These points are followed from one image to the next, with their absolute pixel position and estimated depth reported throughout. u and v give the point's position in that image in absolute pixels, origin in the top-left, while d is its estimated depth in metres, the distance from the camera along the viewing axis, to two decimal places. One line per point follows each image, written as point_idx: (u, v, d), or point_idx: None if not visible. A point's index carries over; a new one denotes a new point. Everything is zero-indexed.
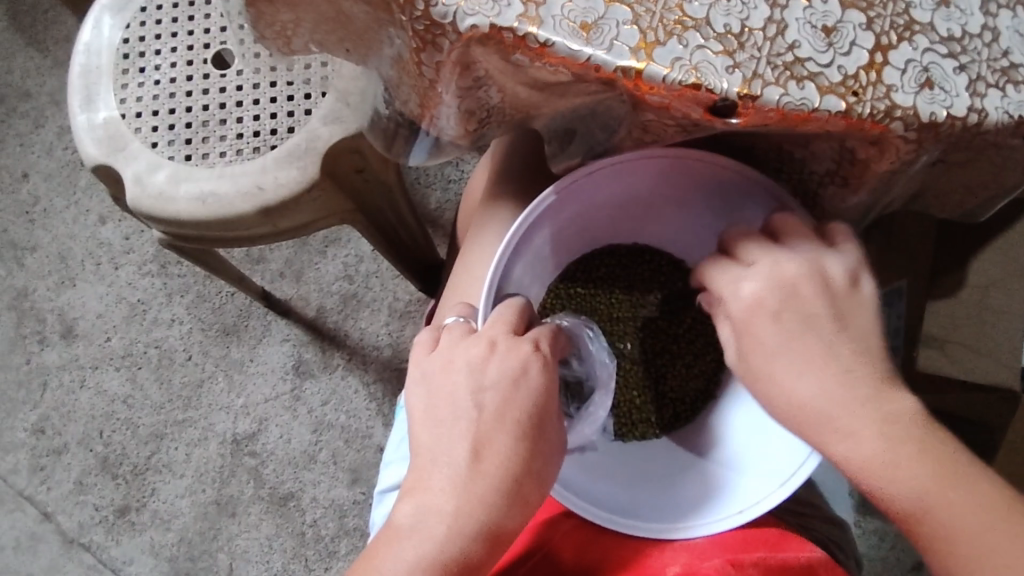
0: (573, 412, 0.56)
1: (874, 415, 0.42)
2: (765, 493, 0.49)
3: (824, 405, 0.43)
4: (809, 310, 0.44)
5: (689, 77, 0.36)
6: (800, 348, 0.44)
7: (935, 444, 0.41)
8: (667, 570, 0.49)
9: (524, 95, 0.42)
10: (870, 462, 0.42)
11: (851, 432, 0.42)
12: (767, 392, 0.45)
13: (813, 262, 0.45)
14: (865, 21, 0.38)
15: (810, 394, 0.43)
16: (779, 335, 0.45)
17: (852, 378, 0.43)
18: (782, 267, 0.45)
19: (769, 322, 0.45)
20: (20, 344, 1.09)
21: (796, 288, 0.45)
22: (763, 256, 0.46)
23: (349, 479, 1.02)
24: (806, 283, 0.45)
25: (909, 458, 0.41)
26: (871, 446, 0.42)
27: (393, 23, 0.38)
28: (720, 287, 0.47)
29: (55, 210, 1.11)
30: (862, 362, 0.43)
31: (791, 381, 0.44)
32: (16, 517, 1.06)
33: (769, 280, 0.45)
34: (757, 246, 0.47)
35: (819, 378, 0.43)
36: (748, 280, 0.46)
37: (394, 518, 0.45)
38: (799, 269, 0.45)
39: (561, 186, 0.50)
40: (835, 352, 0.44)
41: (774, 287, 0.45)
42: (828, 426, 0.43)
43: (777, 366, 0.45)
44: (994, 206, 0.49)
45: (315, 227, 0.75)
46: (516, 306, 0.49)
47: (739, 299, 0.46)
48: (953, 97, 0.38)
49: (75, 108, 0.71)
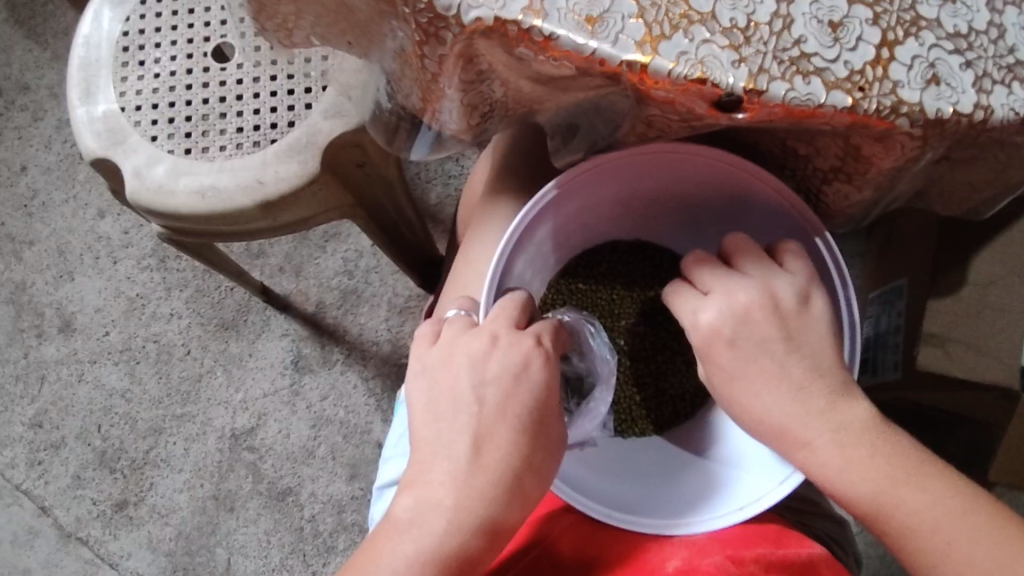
0: (572, 407, 0.55)
1: (827, 426, 0.44)
2: (765, 490, 0.49)
3: (781, 422, 0.45)
4: (763, 336, 0.45)
5: (695, 71, 0.36)
6: (756, 371, 0.45)
7: (888, 445, 0.44)
8: (666, 564, 0.49)
9: (528, 89, 0.41)
10: (826, 469, 0.44)
11: (808, 443, 0.44)
12: (733, 409, 0.47)
13: (765, 285, 0.46)
14: (871, 17, 0.37)
15: (768, 412, 0.45)
16: (736, 360, 0.46)
17: (804, 394, 0.45)
18: (735, 293, 0.46)
19: (726, 348, 0.46)
20: (18, 338, 1.09)
21: (749, 314, 0.45)
22: (718, 283, 0.47)
23: (348, 474, 1.02)
24: (757, 309, 0.45)
25: (863, 462, 0.43)
26: (826, 455, 0.44)
27: (396, 16, 0.38)
28: (679, 311, 0.48)
29: (54, 203, 1.11)
30: (814, 380, 0.45)
31: (751, 401, 0.46)
32: (14, 511, 1.06)
33: (723, 309, 0.46)
34: (716, 269, 0.48)
35: (776, 398, 0.45)
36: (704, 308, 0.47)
37: (393, 510, 0.45)
38: (752, 294, 0.46)
39: (564, 181, 0.50)
40: (787, 374, 0.45)
41: (728, 315, 0.46)
42: (786, 440, 0.45)
43: (737, 389, 0.46)
44: (999, 202, 0.48)
45: (315, 222, 0.75)
46: (519, 299, 0.49)
47: (697, 325, 0.47)
48: (959, 94, 0.37)
49: (74, 101, 0.71)
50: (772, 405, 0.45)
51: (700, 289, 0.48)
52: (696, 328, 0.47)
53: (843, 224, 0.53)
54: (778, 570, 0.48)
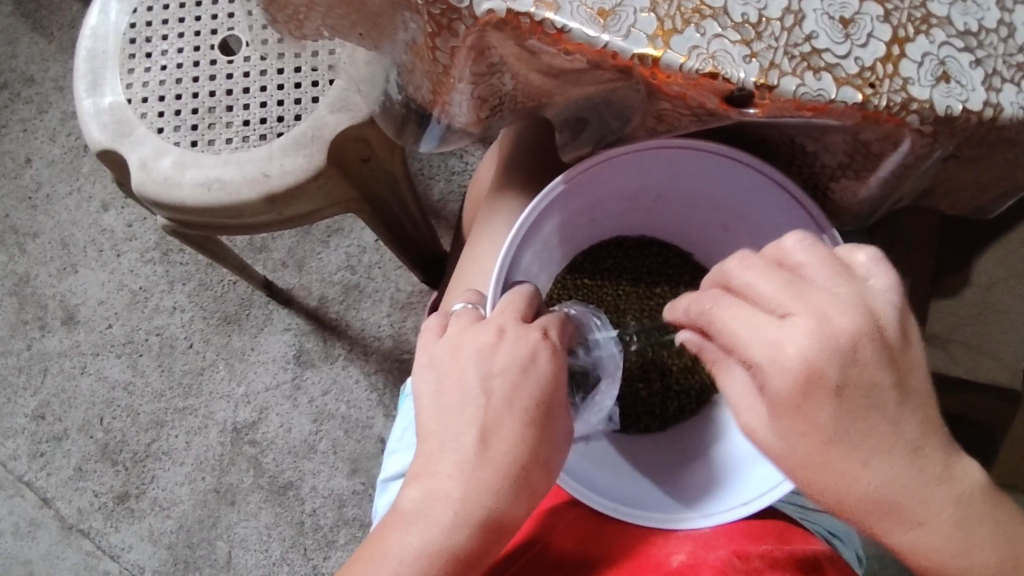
0: (578, 401, 0.55)
1: (948, 501, 0.38)
2: (770, 482, 0.49)
3: (892, 496, 0.38)
4: (872, 381, 0.37)
5: (707, 66, 0.36)
6: (864, 427, 0.37)
7: (1003, 519, 0.39)
8: (671, 558, 0.49)
9: (538, 83, 0.41)
10: (940, 551, 0.38)
11: (922, 520, 0.38)
12: (822, 470, 0.39)
13: (867, 306, 0.37)
14: (882, 14, 0.37)
15: (873, 481, 0.38)
16: (837, 413, 0.37)
17: (923, 458, 0.38)
18: (831, 321, 0.37)
19: (825, 399, 0.37)
20: (21, 329, 1.09)
21: (854, 353, 0.37)
22: (805, 308, 0.37)
23: (349, 469, 1.02)
24: (863, 343, 0.37)
25: (985, 543, 0.38)
26: (944, 535, 0.38)
27: (409, 7, 0.38)
28: (753, 343, 0.38)
29: (58, 195, 1.11)
30: (927, 441, 0.38)
31: (852, 468, 0.38)
32: (15, 503, 1.06)
33: (821, 344, 0.37)
34: (795, 287, 0.38)
35: (888, 465, 0.38)
36: (791, 341, 0.37)
37: (401, 501, 0.45)
38: (855, 323, 0.37)
39: (570, 177, 0.50)
40: (900, 432, 0.38)
41: (828, 352, 0.37)
42: (893, 517, 0.38)
43: (837, 450, 0.38)
44: (1005, 202, 0.48)
45: (320, 216, 0.75)
46: (524, 293, 0.49)
47: (781, 364, 0.38)
48: (969, 91, 0.37)
49: (81, 93, 0.71)
50: (882, 472, 0.38)
51: (778, 312, 0.38)
52: (782, 369, 0.38)
53: (849, 223, 0.53)
54: (785, 565, 0.48)
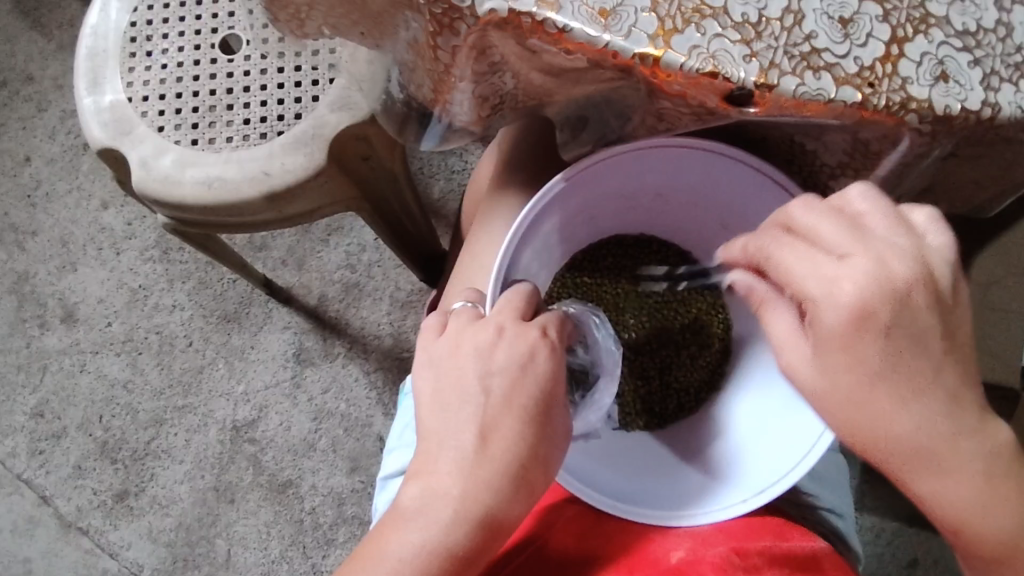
0: (578, 399, 0.55)
1: (980, 451, 0.40)
2: (768, 482, 0.50)
3: (926, 440, 0.40)
4: (920, 326, 0.39)
5: (707, 65, 0.36)
6: (909, 368, 0.39)
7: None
8: (671, 554, 0.49)
9: (539, 82, 0.42)
10: (962, 500, 0.40)
11: (950, 468, 0.40)
12: (863, 409, 0.40)
13: (921, 257, 0.39)
14: (881, 14, 0.38)
15: (911, 424, 0.40)
16: (885, 353, 0.39)
17: (960, 408, 0.40)
18: (887, 266, 0.38)
19: (874, 338, 0.39)
20: (20, 327, 1.09)
21: (907, 297, 0.38)
22: (863, 249, 0.38)
23: (348, 467, 1.02)
24: (915, 289, 0.38)
25: (1006, 496, 0.40)
26: (969, 485, 0.40)
27: (410, 6, 0.38)
28: (800, 278, 0.40)
29: (57, 194, 1.11)
30: (964, 391, 0.40)
31: (891, 409, 0.40)
32: (14, 501, 1.06)
33: (875, 286, 0.38)
34: (852, 229, 0.39)
35: (925, 409, 0.39)
36: (845, 281, 0.38)
37: (400, 499, 0.46)
38: (909, 271, 0.38)
39: (571, 174, 0.50)
40: (942, 378, 0.39)
41: (880, 294, 0.38)
42: (923, 460, 0.40)
43: (880, 389, 0.40)
44: (1004, 200, 0.49)
45: (320, 214, 0.75)
46: (525, 292, 0.49)
47: (834, 302, 0.39)
48: (967, 91, 0.38)
49: (82, 91, 0.71)
50: (920, 415, 0.39)
51: (832, 253, 0.39)
52: (835, 305, 0.39)
53: None
54: (783, 562, 0.49)
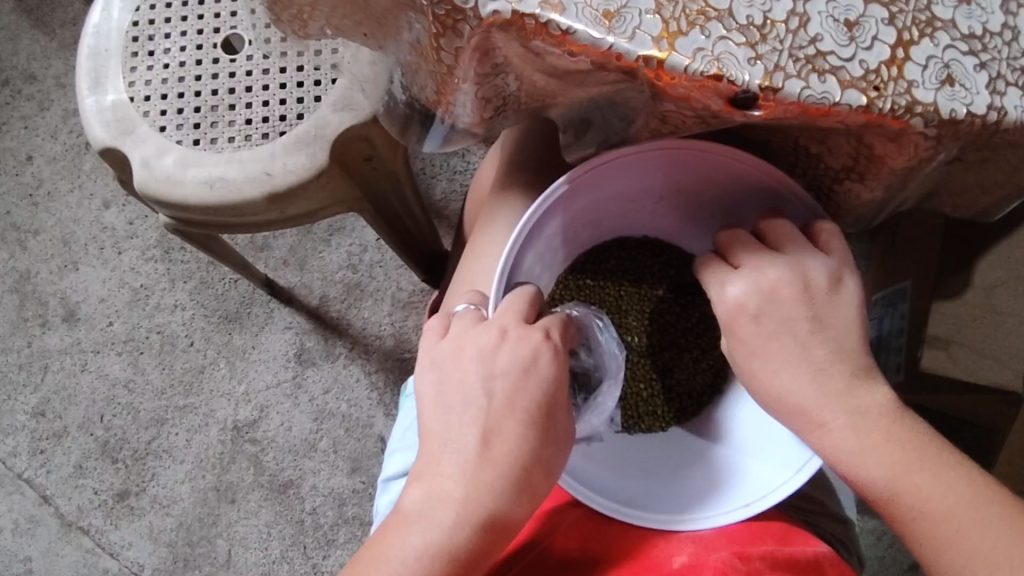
0: (579, 402, 0.55)
1: (845, 407, 0.44)
2: (770, 487, 0.49)
3: (797, 402, 0.45)
4: (786, 313, 0.46)
5: (711, 68, 0.36)
6: (778, 348, 0.46)
7: (904, 435, 0.44)
8: (673, 559, 0.49)
9: (542, 84, 0.41)
10: (839, 453, 0.44)
11: (822, 424, 0.44)
12: (751, 385, 0.47)
13: (797, 265, 0.46)
14: (887, 17, 0.37)
15: (783, 390, 0.46)
16: (760, 336, 0.46)
17: (825, 373, 0.45)
18: (763, 271, 0.46)
19: (751, 324, 0.46)
20: (22, 327, 1.09)
21: (775, 292, 0.46)
22: (749, 260, 0.47)
23: (349, 468, 1.02)
24: (785, 286, 0.46)
25: (879, 446, 0.43)
26: (840, 436, 0.44)
27: (414, 8, 0.38)
28: (708, 284, 0.49)
29: (60, 193, 1.11)
30: (835, 362, 0.45)
31: (767, 379, 0.46)
32: (15, 500, 1.06)
33: (751, 284, 0.47)
34: (748, 246, 0.48)
35: (794, 377, 0.45)
36: (733, 283, 0.47)
37: (403, 503, 0.45)
38: (781, 272, 0.46)
39: (574, 177, 0.50)
40: (808, 352, 0.45)
41: (755, 290, 0.46)
42: (800, 419, 0.45)
43: (757, 364, 0.46)
44: (1008, 205, 0.48)
45: (322, 214, 0.75)
46: (527, 294, 0.48)
47: (724, 299, 0.48)
48: (973, 95, 0.38)
49: (84, 90, 0.71)
50: (789, 384, 0.45)
51: (732, 265, 0.48)
52: (721, 303, 0.48)
53: (851, 224, 0.53)
54: (784, 567, 0.49)
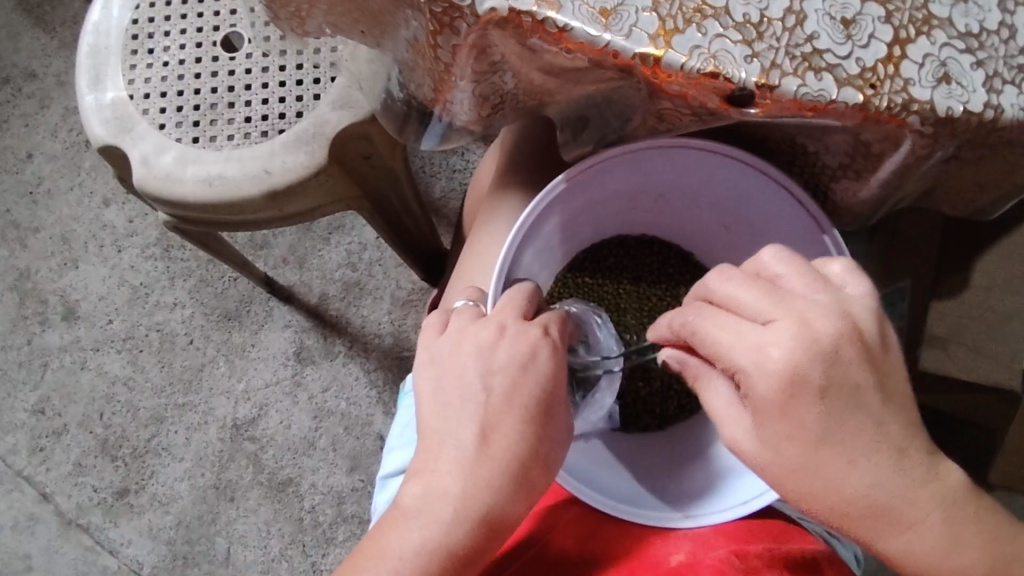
0: (579, 400, 0.54)
1: (933, 498, 0.39)
2: (767, 485, 0.49)
3: (880, 498, 0.39)
4: (853, 382, 0.38)
5: (708, 66, 0.36)
6: (848, 429, 0.38)
7: (993, 522, 0.40)
8: (670, 558, 0.49)
9: (540, 81, 0.42)
10: (926, 553, 0.39)
11: (910, 521, 0.39)
12: (807, 477, 0.39)
13: (849, 312, 0.38)
14: (883, 14, 0.37)
15: (860, 483, 0.39)
16: (824, 416, 0.38)
17: (905, 459, 0.39)
18: (812, 324, 0.38)
19: (810, 402, 0.38)
20: (21, 324, 1.09)
21: (837, 354, 0.37)
22: (783, 310, 0.38)
23: (349, 466, 1.02)
24: (846, 342, 0.38)
25: (972, 541, 0.39)
26: (931, 533, 0.39)
27: (411, 5, 0.38)
28: (734, 350, 0.39)
29: (60, 190, 1.11)
30: (909, 440, 0.39)
31: (833, 469, 0.38)
32: (14, 498, 1.06)
33: (803, 347, 0.37)
34: (770, 292, 0.39)
35: (872, 467, 0.38)
36: (771, 346, 0.38)
37: (402, 498, 0.46)
38: (837, 327, 0.38)
39: (572, 174, 0.50)
40: (884, 433, 0.38)
41: (811, 354, 0.37)
42: (880, 518, 0.39)
43: (824, 453, 0.38)
44: (1006, 203, 0.48)
45: (323, 212, 0.75)
46: (525, 290, 0.49)
47: (766, 370, 0.38)
48: (969, 93, 0.37)
49: (83, 88, 0.71)
50: (867, 475, 0.38)
51: (759, 321, 0.38)
52: (765, 374, 0.38)
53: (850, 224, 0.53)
54: (783, 566, 0.48)
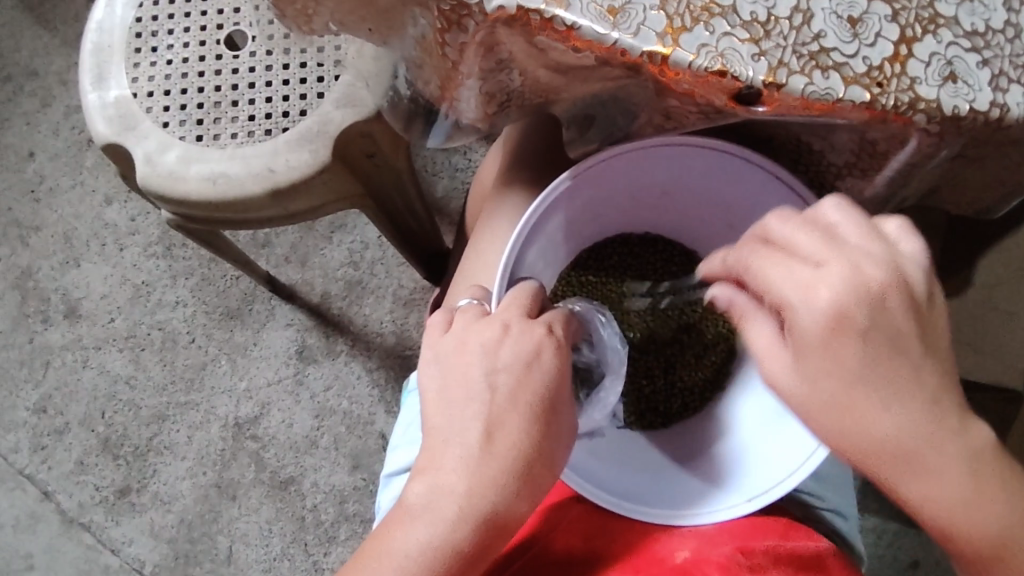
0: (582, 398, 0.56)
1: (962, 450, 0.40)
2: (773, 481, 0.50)
3: (909, 442, 0.40)
4: (895, 329, 0.40)
5: (715, 64, 0.36)
6: (888, 370, 0.40)
7: (1016, 482, 0.41)
8: (675, 554, 0.49)
9: (546, 79, 0.42)
10: (947, 502, 0.40)
11: (936, 468, 0.40)
12: (844, 412, 0.41)
13: (900, 266, 0.40)
14: (890, 13, 0.38)
15: (893, 425, 0.40)
16: (865, 356, 0.40)
17: (939, 408, 0.40)
18: (863, 272, 0.39)
19: (853, 342, 0.40)
20: (23, 323, 1.09)
21: (883, 301, 0.39)
22: (837, 254, 0.39)
23: (350, 465, 1.02)
24: (893, 293, 0.39)
25: (993, 496, 0.40)
26: (956, 483, 0.40)
27: (420, 3, 0.38)
28: (781, 286, 0.40)
29: (62, 189, 1.11)
30: (946, 391, 0.40)
31: (867, 410, 0.40)
32: (16, 496, 1.06)
33: (853, 291, 0.39)
34: (824, 237, 0.40)
35: (907, 410, 0.40)
36: (822, 287, 0.39)
37: (406, 497, 0.46)
38: (885, 276, 0.39)
39: (577, 172, 0.50)
40: (921, 379, 0.40)
41: (859, 298, 0.39)
42: (906, 461, 0.40)
43: (861, 390, 0.40)
44: (1011, 202, 0.49)
45: (327, 210, 0.75)
46: (529, 289, 0.49)
47: (814, 309, 0.40)
48: (975, 92, 0.38)
49: (86, 86, 0.71)
50: (901, 417, 0.40)
51: (809, 261, 0.40)
52: (812, 311, 0.40)
53: None
54: (787, 562, 0.49)
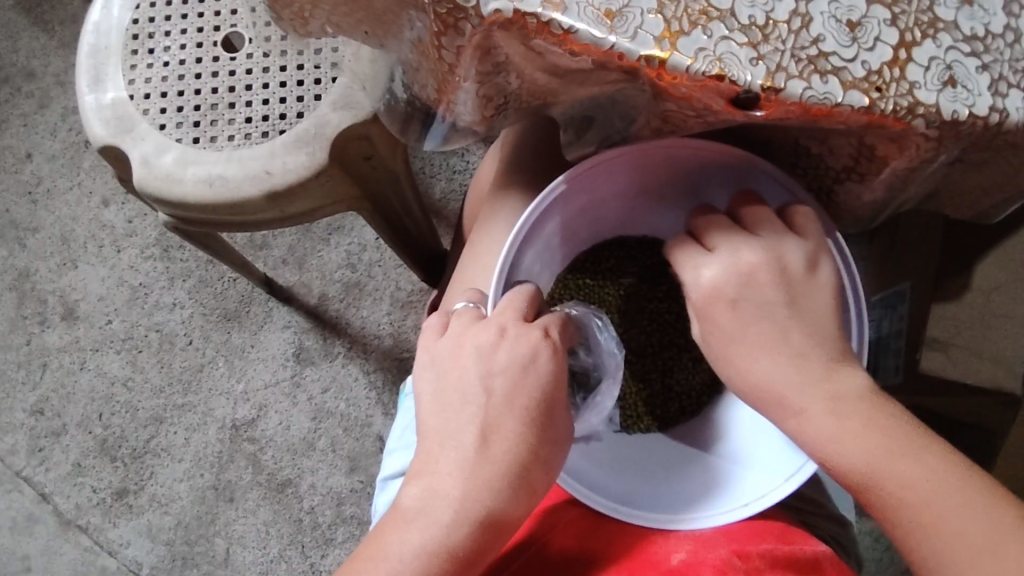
0: (578, 401, 0.55)
1: (825, 392, 0.44)
2: (770, 486, 0.50)
3: (776, 388, 0.45)
4: (763, 298, 0.46)
5: (713, 68, 0.36)
6: (757, 332, 0.46)
7: (888, 420, 0.43)
8: (671, 557, 0.49)
9: (544, 82, 0.41)
10: (818, 437, 0.44)
11: (801, 409, 0.44)
12: (728, 372, 0.47)
13: (775, 250, 0.46)
14: (889, 17, 0.37)
15: (764, 376, 0.45)
16: (736, 320, 0.46)
17: (804, 360, 0.45)
18: (740, 257, 0.47)
19: (727, 309, 0.46)
20: (20, 325, 1.09)
21: (753, 276, 0.46)
22: (724, 243, 0.47)
23: (348, 467, 1.02)
24: (762, 270, 0.46)
25: (859, 432, 0.43)
26: (820, 423, 0.43)
27: (417, 6, 0.38)
28: (682, 267, 0.49)
29: (59, 190, 1.11)
30: (815, 346, 0.45)
31: (743, 364, 0.46)
32: (14, 498, 1.06)
33: (727, 269, 0.47)
34: (725, 230, 0.48)
35: (772, 362, 0.45)
36: (708, 267, 0.47)
37: (401, 500, 0.45)
38: (758, 257, 0.46)
39: (573, 175, 0.50)
40: (787, 337, 0.45)
41: (731, 275, 0.46)
42: (777, 405, 0.45)
43: (734, 350, 0.46)
44: (1009, 207, 0.48)
45: (321, 214, 0.75)
46: (528, 292, 0.48)
47: (699, 285, 0.48)
48: (975, 96, 0.37)
49: (83, 88, 0.71)
50: (770, 368, 0.45)
51: (706, 250, 0.48)
52: (697, 288, 0.47)
53: (852, 224, 0.53)
54: (783, 566, 0.48)
